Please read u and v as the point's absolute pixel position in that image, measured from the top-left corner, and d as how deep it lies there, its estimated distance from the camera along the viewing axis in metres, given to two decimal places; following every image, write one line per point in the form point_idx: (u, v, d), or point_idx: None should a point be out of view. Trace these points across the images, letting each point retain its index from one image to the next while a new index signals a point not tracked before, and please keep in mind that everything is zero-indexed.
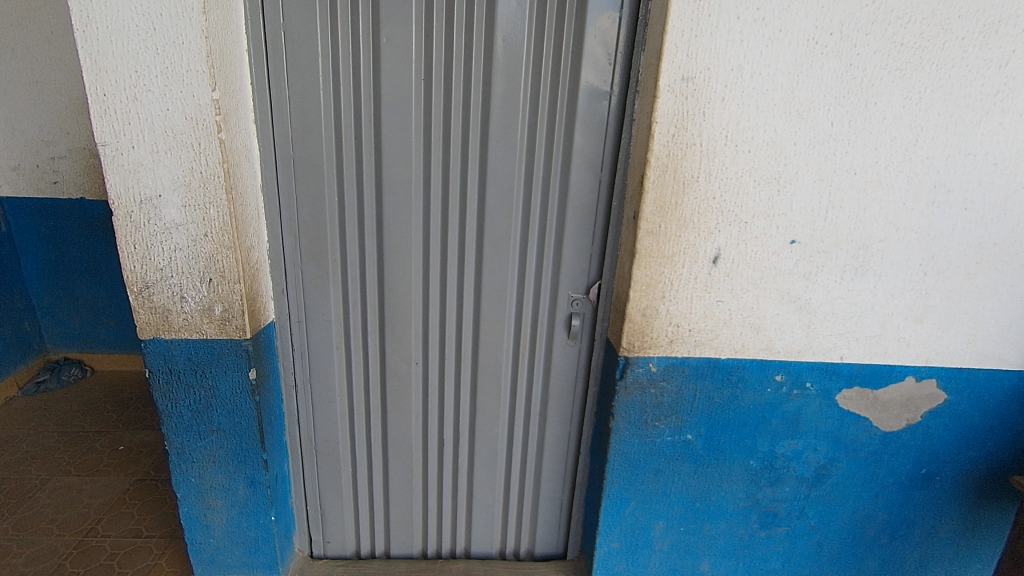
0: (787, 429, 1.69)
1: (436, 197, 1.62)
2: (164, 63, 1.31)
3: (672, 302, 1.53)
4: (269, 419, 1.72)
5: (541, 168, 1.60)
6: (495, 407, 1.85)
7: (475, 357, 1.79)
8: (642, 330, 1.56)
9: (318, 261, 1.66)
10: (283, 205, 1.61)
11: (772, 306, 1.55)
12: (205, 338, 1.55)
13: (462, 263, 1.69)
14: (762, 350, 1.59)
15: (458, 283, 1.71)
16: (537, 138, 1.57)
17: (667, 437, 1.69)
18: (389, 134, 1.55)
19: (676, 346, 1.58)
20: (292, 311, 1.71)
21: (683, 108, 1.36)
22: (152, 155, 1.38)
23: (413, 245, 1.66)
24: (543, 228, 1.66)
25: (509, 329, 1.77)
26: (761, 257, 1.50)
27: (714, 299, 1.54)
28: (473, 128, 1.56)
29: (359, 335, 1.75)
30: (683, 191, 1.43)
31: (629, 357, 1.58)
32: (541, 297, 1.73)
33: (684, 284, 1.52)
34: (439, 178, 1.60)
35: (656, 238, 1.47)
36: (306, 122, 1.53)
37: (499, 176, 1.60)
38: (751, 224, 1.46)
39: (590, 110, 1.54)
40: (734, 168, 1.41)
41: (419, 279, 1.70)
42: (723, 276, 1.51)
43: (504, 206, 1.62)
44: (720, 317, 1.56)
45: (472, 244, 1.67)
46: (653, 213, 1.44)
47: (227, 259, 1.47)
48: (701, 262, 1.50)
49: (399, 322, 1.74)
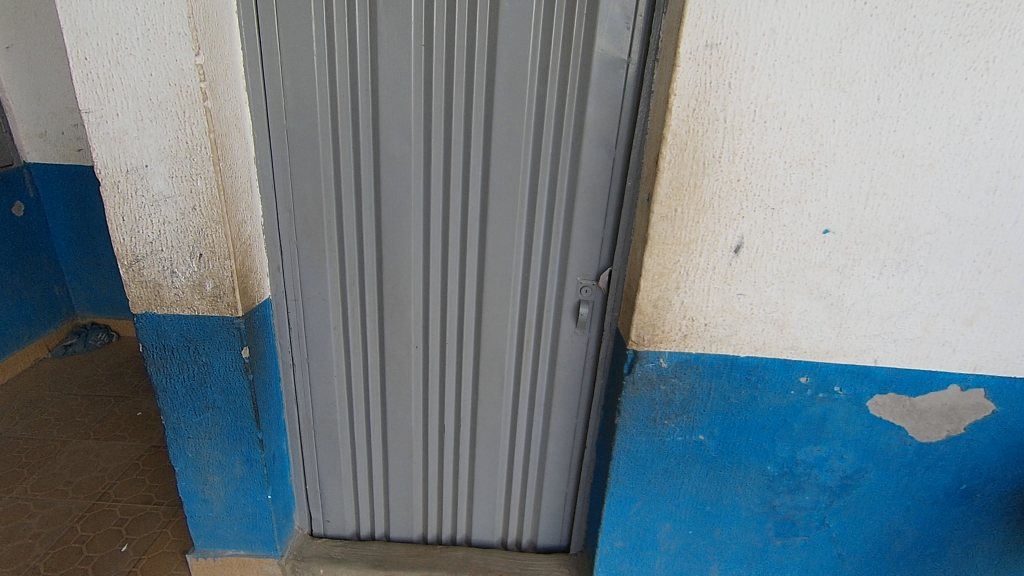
0: (810, 434, 1.55)
1: (438, 174, 1.52)
2: (145, 25, 1.24)
3: (687, 294, 1.41)
4: (265, 399, 1.68)
5: (550, 145, 1.47)
6: (497, 395, 1.78)
7: (478, 341, 1.71)
8: (653, 322, 1.44)
9: (314, 238, 1.59)
10: (278, 179, 1.53)
11: (799, 302, 1.40)
12: (197, 315, 1.51)
13: (465, 244, 1.59)
14: (785, 349, 1.45)
15: (459, 265, 1.62)
16: (545, 112, 1.44)
17: (677, 437, 1.58)
18: (386, 105, 1.45)
19: (690, 341, 1.46)
20: (289, 289, 1.65)
21: (705, 78, 1.21)
22: (136, 123, 1.31)
23: (412, 224, 1.57)
24: (551, 209, 1.54)
25: (514, 315, 1.67)
26: (790, 248, 1.35)
27: (734, 292, 1.40)
28: (477, 101, 1.44)
29: (357, 316, 1.69)
30: (703, 172, 1.28)
31: (637, 351, 1.47)
32: (548, 282, 1.63)
33: (701, 275, 1.39)
34: (440, 153, 1.50)
35: (671, 223, 1.34)
36: (300, 91, 1.45)
37: (504, 153, 1.48)
38: (779, 211, 1.31)
39: (604, 80, 1.40)
40: (763, 147, 1.26)
41: (420, 260, 1.62)
42: (745, 267, 1.37)
43: (509, 185, 1.52)
44: (740, 312, 1.42)
45: (475, 224, 1.57)
46: (669, 196, 1.31)
47: (216, 234, 1.41)
48: (721, 251, 1.36)
49: (399, 304, 1.67)
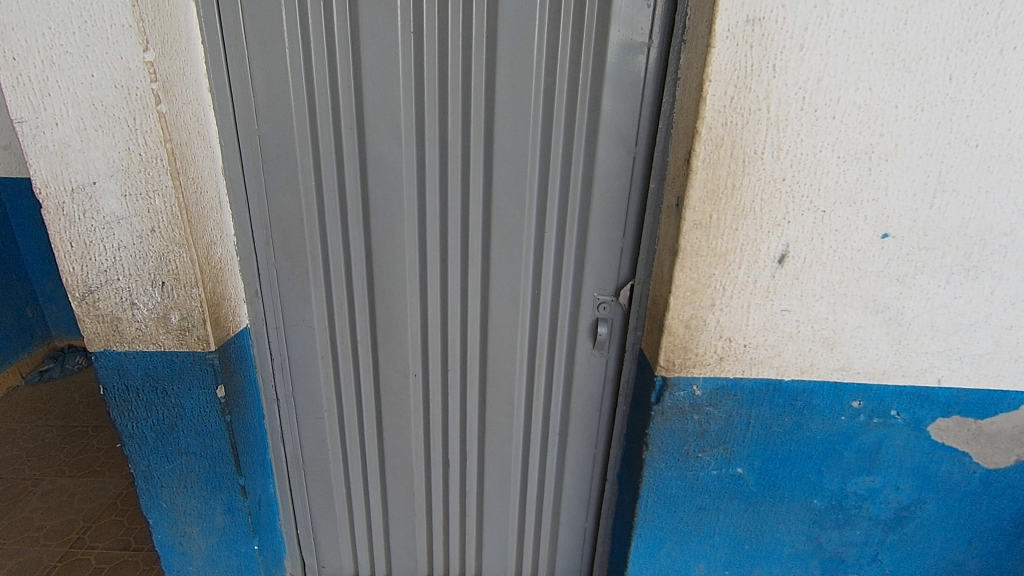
0: (863, 464, 1.37)
1: (434, 181, 1.33)
2: (82, 16, 1.05)
3: (723, 311, 1.23)
4: (246, 440, 1.50)
5: (561, 144, 1.29)
6: (507, 425, 1.60)
7: (484, 367, 1.53)
8: (685, 345, 1.26)
9: (294, 258, 1.40)
10: (251, 193, 1.35)
11: (853, 317, 1.22)
12: (163, 350, 1.32)
13: (467, 261, 1.41)
14: (836, 371, 1.27)
15: (460, 283, 1.44)
16: (555, 106, 1.26)
17: (712, 471, 1.40)
18: (370, 104, 1.27)
19: (726, 365, 1.28)
20: (269, 316, 1.46)
21: (744, 61, 1.02)
22: (79, 133, 1.12)
23: (406, 238, 1.39)
24: (562, 218, 1.36)
25: (524, 338, 1.50)
26: (843, 255, 1.16)
27: (778, 308, 1.22)
28: (476, 96, 1.25)
29: (347, 344, 1.50)
30: (742, 171, 1.10)
31: (667, 377, 1.30)
32: (560, 299, 1.45)
33: (741, 290, 1.21)
34: (436, 157, 1.31)
35: (705, 232, 1.16)
36: (273, 91, 1.26)
37: (509, 155, 1.30)
38: (831, 213, 1.13)
39: (622, 68, 1.22)
40: (812, 140, 1.08)
41: (416, 279, 1.43)
42: (791, 279, 1.19)
43: (515, 191, 1.33)
44: (784, 330, 1.24)
45: (478, 237, 1.39)
46: (702, 200, 1.13)
47: (180, 259, 1.23)
48: (763, 261, 1.18)
49: (394, 328, 1.48)
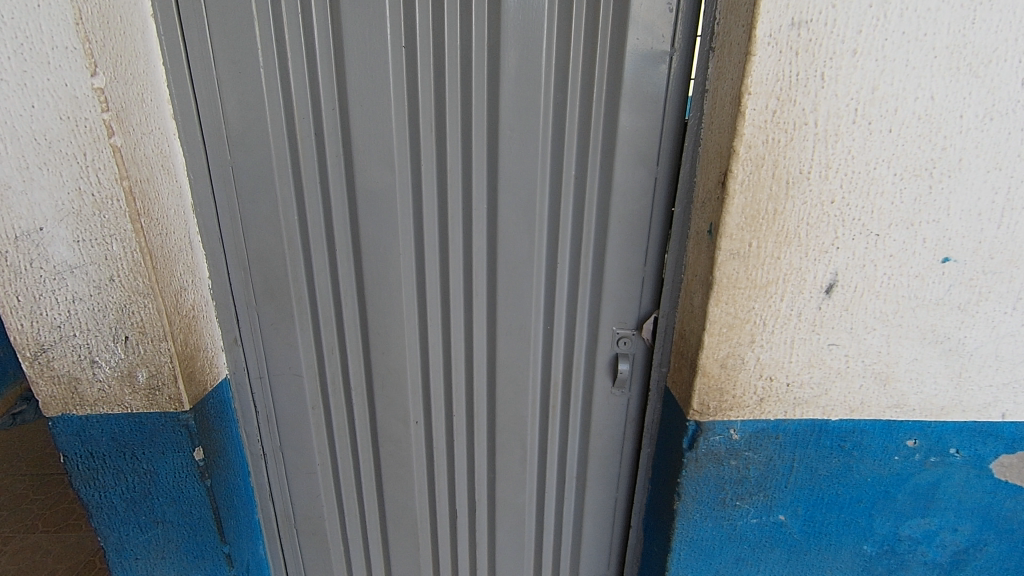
0: (918, 506, 1.24)
1: (432, 211, 1.19)
2: (16, 36, 0.88)
3: (763, 348, 1.09)
4: (230, 503, 1.34)
5: (574, 166, 1.16)
6: (520, 471, 1.45)
7: (493, 410, 1.39)
8: (721, 386, 1.12)
9: (278, 301, 1.25)
10: (226, 231, 1.19)
11: (909, 350, 1.09)
12: (131, 413, 1.17)
13: (471, 297, 1.27)
14: (889, 409, 1.14)
15: (465, 321, 1.30)
16: (566, 124, 1.12)
17: (751, 520, 1.26)
18: (358, 126, 1.12)
19: (768, 407, 1.14)
20: (251, 365, 1.31)
21: (789, 70, 0.89)
22: (20, 173, 0.96)
23: (403, 275, 1.24)
24: (577, 247, 1.22)
25: (537, 377, 1.36)
26: (898, 283, 1.04)
27: (825, 343, 1.09)
28: (477, 115, 1.11)
29: (340, 391, 1.35)
30: (785, 193, 0.97)
31: (701, 422, 1.16)
32: (576, 335, 1.30)
33: (783, 324, 1.07)
34: (434, 185, 1.17)
35: (744, 262, 1.02)
36: (247, 117, 1.11)
37: (516, 180, 1.16)
38: (885, 237, 1.00)
39: (641, 80, 1.09)
40: (866, 157, 0.94)
41: (415, 319, 1.29)
42: (840, 310, 1.06)
43: (523, 218, 1.20)
44: (832, 367, 1.11)
45: (483, 270, 1.24)
46: (741, 227, 0.99)
47: (145, 310, 1.07)
48: (809, 292, 1.04)
49: (391, 373, 1.33)
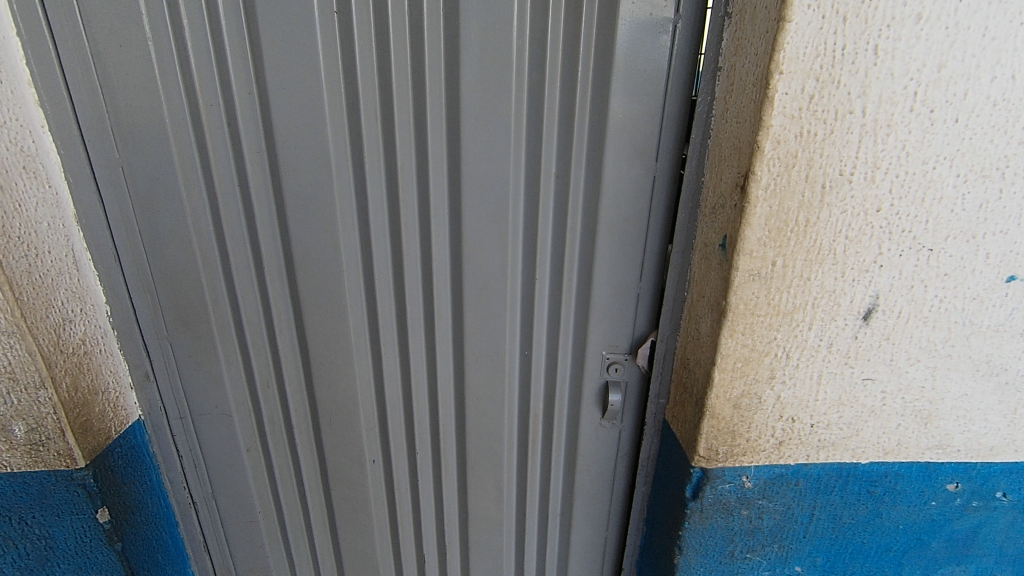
0: (954, 554, 1.07)
1: (382, 218, 0.97)
2: None
3: (785, 385, 0.90)
4: (151, 565, 1.13)
5: (555, 162, 0.94)
6: (495, 512, 1.26)
7: (463, 446, 1.19)
8: (732, 428, 0.94)
9: (195, 331, 1.03)
10: (123, 247, 0.97)
11: (957, 384, 0.91)
12: (9, 473, 0.92)
13: (433, 319, 1.06)
14: (929, 450, 0.97)
15: (427, 348, 1.09)
16: (544, 111, 0.91)
17: (762, 572, 1.09)
18: (281, 115, 0.89)
19: (787, 451, 0.96)
20: (168, 405, 1.10)
21: (833, 41, 0.68)
22: None
23: (349, 295, 1.03)
24: (558, 259, 1.02)
25: (513, 409, 1.16)
26: (951, 307, 0.85)
27: (859, 378, 0.90)
28: (432, 100, 0.89)
29: (281, 431, 1.14)
30: (821, 199, 0.77)
31: (708, 470, 0.97)
32: (558, 361, 1.10)
33: (810, 357, 0.88)
34: (381, 187, 0.95)
35: (766, 284, 0.82)
36: (138, 105, 0.87)
37: (483, 179, 0.95)
38: (941, 252, 0.81)
39: (638, 56, 0.87)
40: (925, 153, 0.74)
41: (366, 346, 1.08)
42: (878, 340, 0.87)
43: (493, 226, 0.99)
44: (865, 404, 0.93)
45: (446, 288, 1.04)
46: (763, 242, 0.79)
47: (12, 353, 0.82)
48: (844, 319, 0.85)
49: (341, 409, 1.13)
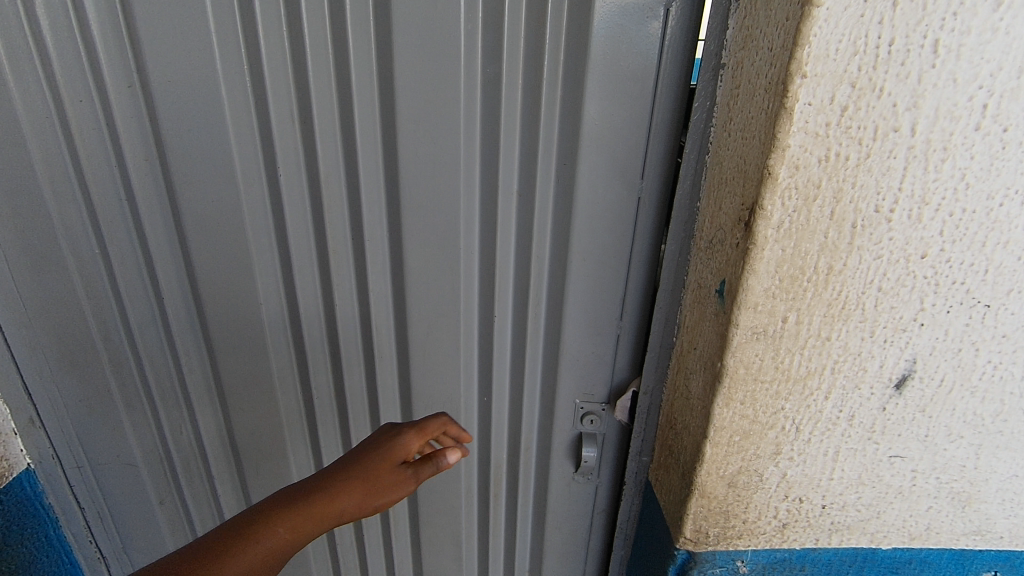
0: None
1: (304, 242, 0.80)
2: None
3: (792, 461, 0.73)
4: None
5: (515, 179, 0.77)
6: (454, 568, 1.11)
7: (415, 498, 1.03)
8: (726, 508, 0.77)
9: (82, 372, 0.90)
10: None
11: (1007, 465, 0.74)
12: None
13: (372, 360, 0.89)
14: (964, 537, 0.80)
15: (366, 392, 0.92)
16: (501, 116, 0.73)
17: None
18: (173, 117, 0.73)
19: (791, 534, 0.80)
20: (62, 454, 0.96)
21: (877, 34, 0.49)
22: None
23: (271, 331, 0.86)
24: (521, 293, 0.85)
25: (471, 461, 0.99)
26: (1008, 376, 0.67)
27: (884, 454, 0.73)
28: (360, 100, 0.72)
29: (203, 479, 0.99)
30: (848, 242, 0.59)
31: (695, 552, 0.81)
32: (523, 410, 0.94)
33: (824, 430, 0.71)
34: (302, 205, 0.78)
35: (773, 344, 0.65)
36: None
37: (428, 198, 0.78)
38: (1001, 310, 0.63)
39: (620, 48, 0.69)
40: (991, 186, 0.56)
41: (293, 390, 0.91)
42: (912, 412, 0.70)
43: (442, 254, 0.82)
44: (890, 484, 0.75)
45: (387, 324, 0.87)
46: (771, 294, 0.62)
47: None
48: (870, 387, 0.68)
49: (267, 458, 0.97)
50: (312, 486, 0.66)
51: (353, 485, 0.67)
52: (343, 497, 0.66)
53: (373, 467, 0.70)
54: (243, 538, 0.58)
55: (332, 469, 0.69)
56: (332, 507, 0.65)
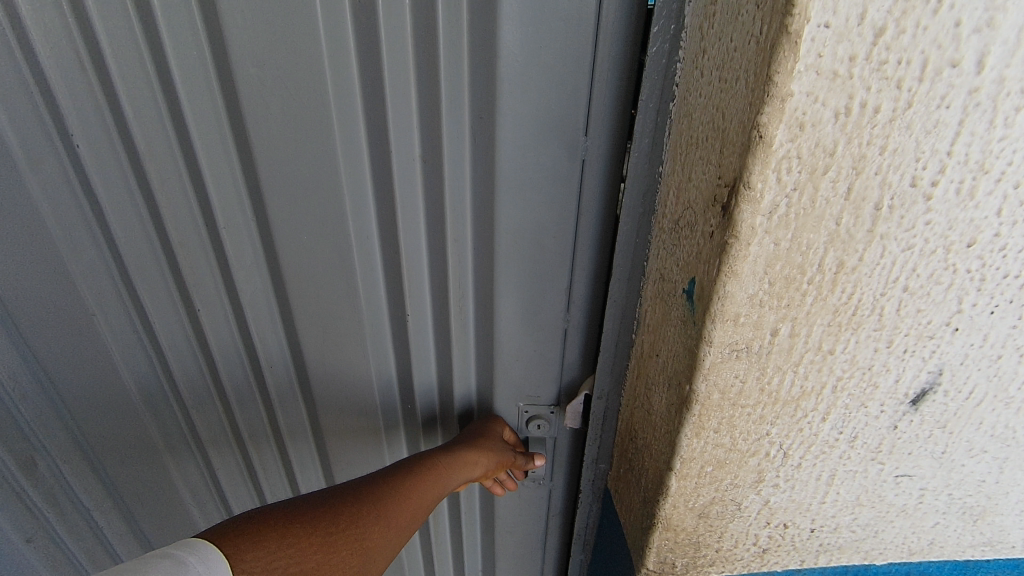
0: None
1: (137, 231, 0.71)
2: None
3: (778, 487, 0.59)
4: None
5: (414, 140, 0.59)
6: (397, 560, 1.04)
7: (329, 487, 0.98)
8: (695, 538, 0.64)
9: None
10: None
11: None
12: None
13: (255, 359, 0.80)
14: (972, 547, 0.68)
15: (254, 388, 0.84)
16: (381, 59, 0.54)
17: None
18: None
19: (772, 558, 0.67)
20: None
21: None
22: None
23: (115, 329, 0.79)
24: (440, 280, 0.69)
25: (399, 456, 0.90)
26: None
27: (890, 474, 0.59)
28: (179, 55, 0.57)
29: (71, 493, 0.94)
30: (868, 228, 0.41)
31: None
32: (452, 405, 0.82)
33: (819, 454, 0.56)
34: (127, 194, 0.68)
35: (759, 363, 0.48)
36: None
37: (300, 170, 0.62)
38: None
39: None
40: None
41: (155, 398, 0.86)
42: (928, 430, 0.55)
43: (328, 237, 0.67)
44: (894, 503, 0.62)
45: (269, 318, 0.76)
46: (759, 302, 0.44)
47: None
48: (880, 404, 0.52)
49: (174, 447, 0.93)
50: (458, 449, 0.73)
51: (482, 455, 0.74)
52: (473, 461, 0.73)
53: (500, 441, 0.77)
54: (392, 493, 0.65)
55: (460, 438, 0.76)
56: (464, 470, 0.72)
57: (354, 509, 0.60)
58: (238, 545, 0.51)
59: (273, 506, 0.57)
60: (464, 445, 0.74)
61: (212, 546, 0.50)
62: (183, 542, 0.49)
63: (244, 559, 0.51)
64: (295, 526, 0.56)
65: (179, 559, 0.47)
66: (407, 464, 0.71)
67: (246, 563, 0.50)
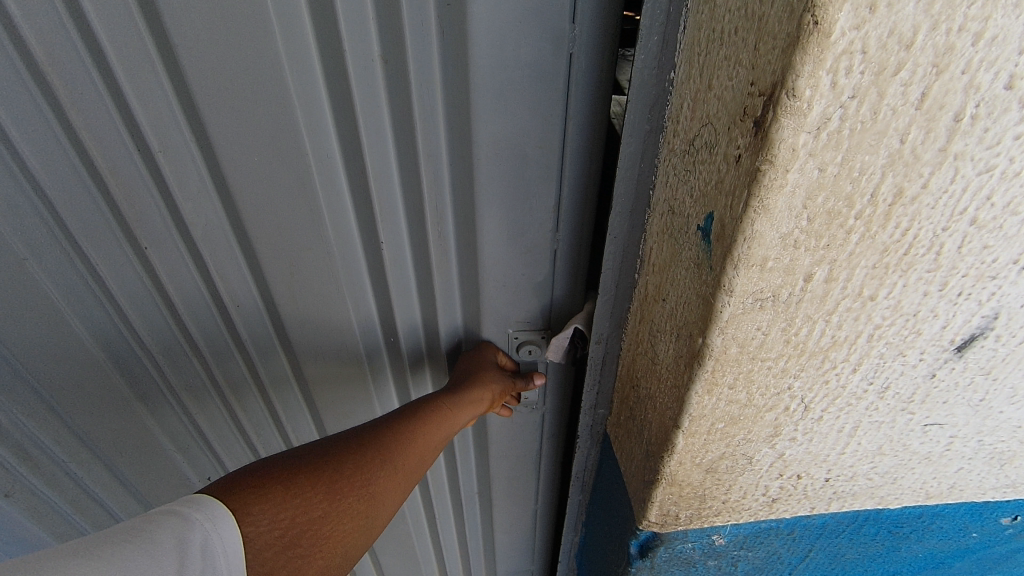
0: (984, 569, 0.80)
1: (61, 169, 0.60)
2: None
3: (794, 440, 0.53)
4: None
5: (371, 37, 0.49)
6: None
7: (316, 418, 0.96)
8: (701, 492, 0.59)
9: None
10: None
11: None
12: None
13: (219, 295, 0.74)
14: (993, 490, 0.64)
15: (220, 324, 0.79)
16: None
17: None
18: None
19: (781, 507, 0.63)
20: None
21: None
22: None
23: (57, 281, 0.71)
24: (416, 206, 0.61)
25: (385, 387, 0.87)
26: None
27: (918, 424, 0.53)
28: None
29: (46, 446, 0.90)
30: (940, 146, 0.32)
31: (660, 532, 0.65)
32: (438, 336, 0.77)
33: (844, 406, 0.50)
34: (32, 119, 0.56)
35: (788, 310, 0.40)
36: None
37: (242, 84, 0.53)
38: None
39: None
40: None
41: (114, 343, 0.80)
42: (970, 377, 0.48)
43: (285, 162, 0.58)
44: (919, 451, 0.57)
45: (225, 252, 0.69)
46: (793, 240, 0.36)
47: None
48: (919, 353, 0.45)
49: (147, 392, 0.88)
50: (457, 387, 0.69)
51: (485, 390, 0.70)
52: (477, 397, 0.69)
53: (500, 373, 0.73)
54: (397, 436, 0.62)
55: (459, 374, 0.72)
56: (465, 409, 0.68)
57: (357, 456, 0.57)
58: (243, 498, 0.48)
59: (275, 459, 0.54)
60: (463, 382, 0.69)
61: (216, 501, 0.47)
62: (187, 498, 0.46)
63: (250, 513, 0.48)
64: (300, 478, 0.52)
65: (182, 514, 0.44)
66: (408, 407, 0.67)
67: (253, 517, 0.47)
